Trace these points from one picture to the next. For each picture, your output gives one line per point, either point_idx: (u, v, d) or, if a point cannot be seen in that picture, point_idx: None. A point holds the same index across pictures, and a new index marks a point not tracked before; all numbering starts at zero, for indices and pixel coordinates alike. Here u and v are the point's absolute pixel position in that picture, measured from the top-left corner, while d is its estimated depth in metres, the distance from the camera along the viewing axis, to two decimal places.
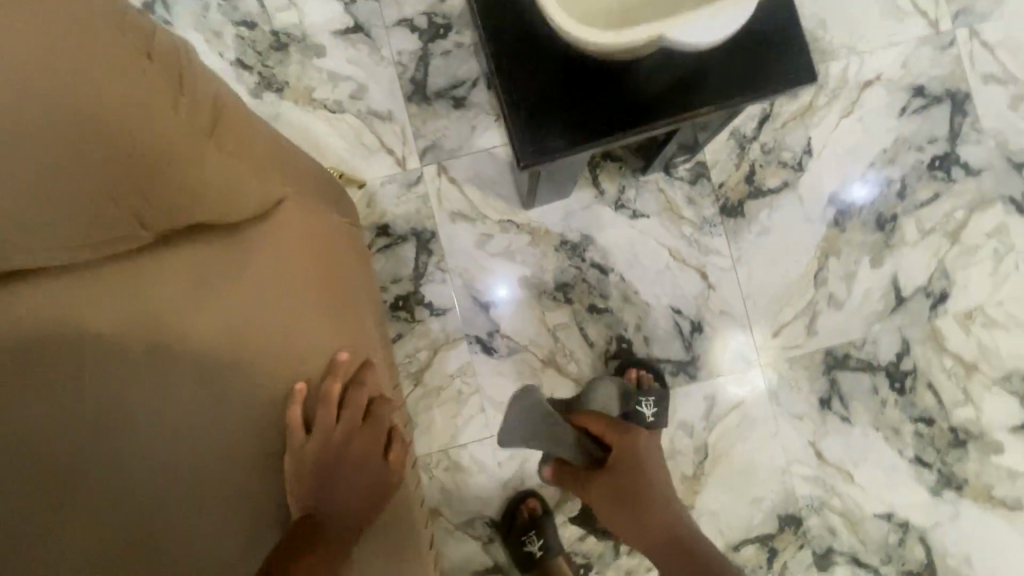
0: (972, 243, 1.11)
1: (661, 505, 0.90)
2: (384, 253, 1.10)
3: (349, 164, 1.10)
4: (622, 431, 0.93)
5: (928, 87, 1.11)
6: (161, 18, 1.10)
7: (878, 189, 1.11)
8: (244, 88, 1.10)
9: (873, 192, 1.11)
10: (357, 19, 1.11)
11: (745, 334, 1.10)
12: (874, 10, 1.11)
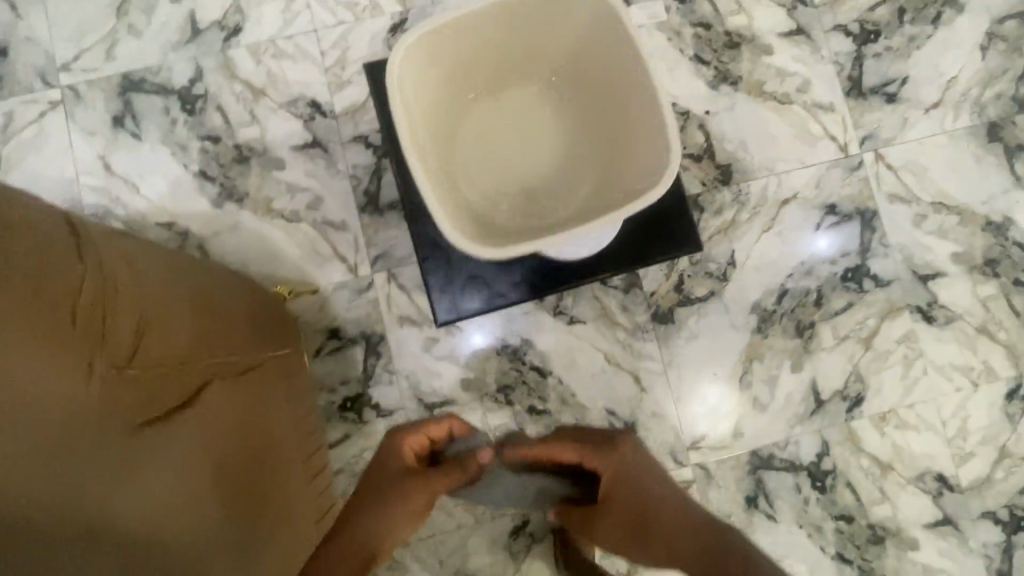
0: (883, 349, 1.20)
1: (664, 507, 0.74)
2: (334, 355, 1.15)
3: (304, 269, 1.17)
4: (603, 448, 0.80)
5: (839, 204, 1.22)
6: (130, 131, 1.17)
7: (837, 242, 1.21)
8: (206, 198, 1.17)
9: (834, 245, 1.21)
10: (315, 135, 1.19)
11: (716, 385, 1.18)
12: (789, 135, 1.22)
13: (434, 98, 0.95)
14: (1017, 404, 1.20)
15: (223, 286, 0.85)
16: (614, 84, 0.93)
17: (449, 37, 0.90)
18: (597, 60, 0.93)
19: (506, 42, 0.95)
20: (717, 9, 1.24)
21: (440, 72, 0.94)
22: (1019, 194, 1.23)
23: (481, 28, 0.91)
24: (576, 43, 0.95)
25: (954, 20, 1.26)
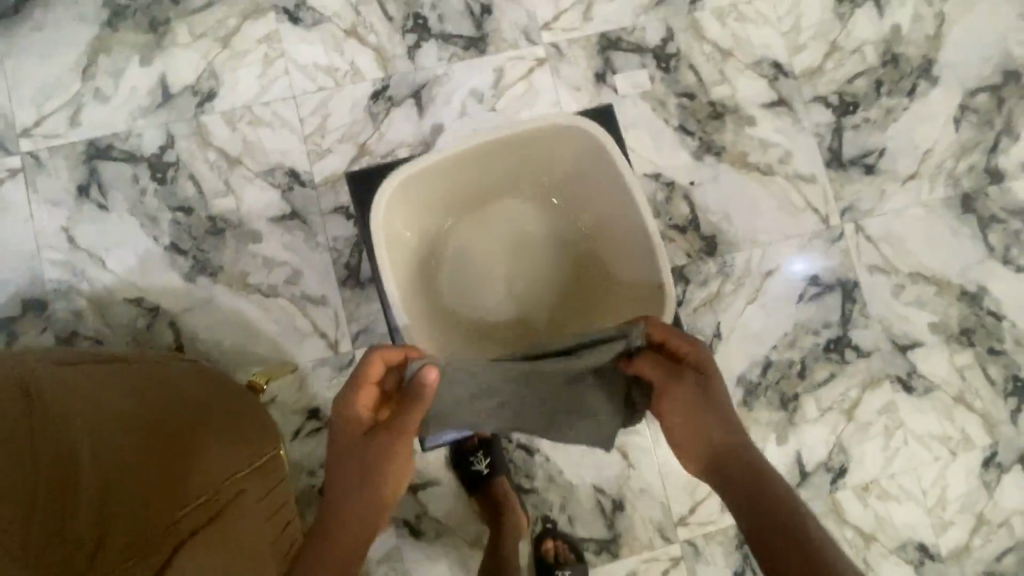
0: (865, 420, 1.21)
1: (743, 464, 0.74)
2: (314, 437, 1.11)
3: (281, 347, 1.12)
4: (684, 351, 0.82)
5: (821, 276, 1.23)
6: (95, 202, 1.12)
7: (812, 265, 1.23)
8: (177, 272, 1.12)
9: (809, 268, 1.23)
10: (293, 206, 1.15)
11: None
12: (772, 207, 1.23)
13: (426, 224, 0.99)
14: (993, 471, 1.23)
15: (180, 398, 0.78)
16: (603, 203, 0.97)
17: (432, 175, 0.93)
18: (586, 181, 0.98)
19: (491, 172, 0.98)
20: (701, 79, 1.24)
21: (422, 204, 0.96)
22: (991, 264, 1.26)
23: (467, 163, 0.94)
24: (567, 165, 0.98)
25: (930, 92, 1.28)
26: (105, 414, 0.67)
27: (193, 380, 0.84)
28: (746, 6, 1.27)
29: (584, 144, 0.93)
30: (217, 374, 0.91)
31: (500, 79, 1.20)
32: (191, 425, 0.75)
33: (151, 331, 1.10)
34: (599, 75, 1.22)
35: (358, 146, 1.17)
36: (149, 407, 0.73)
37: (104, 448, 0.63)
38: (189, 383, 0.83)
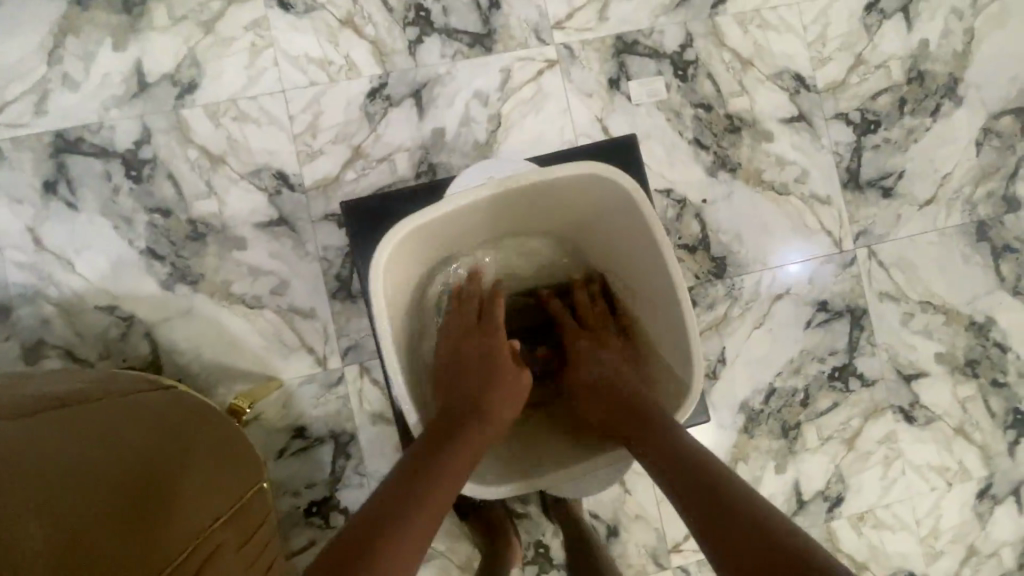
0: (865, 449, 1.19)
1: (658, 421, 0.75)
2: (299, 456, 1.06)
3: (266, 362, 1.06)
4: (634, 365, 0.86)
5: (831, 302, 1.19)
6: (64, 200, 1.03)
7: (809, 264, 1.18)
8: (154, 279, 1.04)
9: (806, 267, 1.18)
10: (281, 211, 1.07)
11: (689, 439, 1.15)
12: (786, 228, 1.18)
13: (431, 252, 0.90)
14: (986, 503, 1.22)
15: (149, 435, 0.71)
16: (626, 253, 0.90)
17: (435, 228, 0.84)
18: (608, 230, 0.90)
19: (500, 217, 0.90)
20: (719, 89, 1.17)
21: (425, 255, 0.89)
22: (1001, 295, 1.23)
23: (474, 213, 0.86)
24: (588, 211, 0.89)
25: (953, 113, 1.23)
26: (74, 461, 0.59)
27: (161, 408, 0.77)
28: (769, 12, 1.19)
29: (611, 197, 0.83)
30: (183, 398, 0.84)
31: (507, 80, 1.12)
32: (162, 467, 0.68)
33: (126, 342, 1.03)
34: (612, 80, 1.15)
35: (352, 148, 1.09)
36: (116, 450, 0.65)
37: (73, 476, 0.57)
38: (157, 413, 0.76)
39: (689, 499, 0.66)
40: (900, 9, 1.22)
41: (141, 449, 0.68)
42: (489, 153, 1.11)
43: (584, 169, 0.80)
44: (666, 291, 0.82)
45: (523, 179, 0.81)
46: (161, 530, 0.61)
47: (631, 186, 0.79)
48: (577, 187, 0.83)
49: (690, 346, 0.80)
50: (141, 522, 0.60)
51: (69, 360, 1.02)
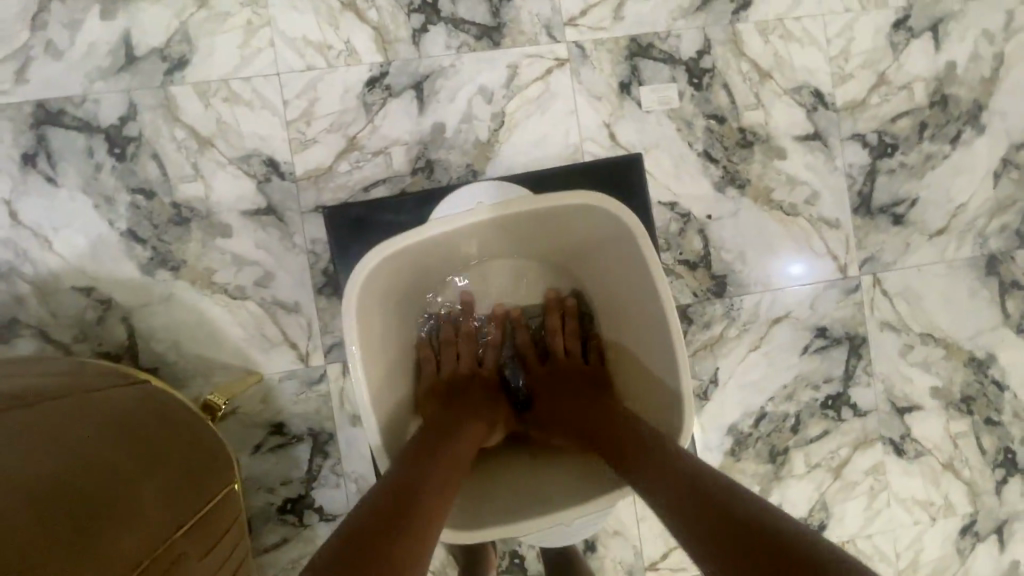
0: (851, 479, 1.18)
1: (643, 435, 0.72)
2: (276, 453, 1.03)
3: (247, 355, 1.03)
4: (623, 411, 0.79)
5: (830, 328, 1.16)
6: (43, 174, 0.98)
7: (812, 269, 1.15)
8: (135, 262, 1.00)
9: (809, 272, 1.15)
10: (269, 200, 1.03)
11: None
12: (790, 250, 1.15)
13: (420, 270, 0.90)
14: (968, 539, 1.21)
15: (109, 434, 0.68)
16: (615, 279, 0.90)
17: (423, 248, 0.85)
18: (599, 255, 0.90)
19: (489, 239, 0.91)
20: (733, 101, 1.12)
21: (411, 271, 0.88)
22: (1004, 332, 1.21)
23: (464, 233, 0.86)
24: (579, 237, 0.90)
25: (974, 141, 1.18)
26: (28, 462, 0.56)
27: (125, 405, 0.75)
28: (793, 22, 1.14)
29: (603, 223, 0.84)
30: (151, 394, 0.81)
31: (514, 78, 1.07)
32: (123, 469, 0.65)
33: (102, 325, 1.00)
34: (623, 84, 1.10)
35: (347, 138, 1.04)
36: (74, 450, 0.62)
37: (42, 464, 0.57)
38: (122, 410, 0.73)
39: (678, 512, 0.61)
40: (929, 29, 1.16)
41: (100, 450, 0.65)
42: (490, 153, 1.07)
43: (576, 195, 0.82)
44: (653, 317, 0.82)
45: (517, 203, 0.83)
46: (122, 535, 0.59)
47: (625, 212, 0.80)
48: (569, 212, 0.85)
49: (677, 372, 0.79)
50: (101, 525, 0.57)
51: (43, 341, 0.99)
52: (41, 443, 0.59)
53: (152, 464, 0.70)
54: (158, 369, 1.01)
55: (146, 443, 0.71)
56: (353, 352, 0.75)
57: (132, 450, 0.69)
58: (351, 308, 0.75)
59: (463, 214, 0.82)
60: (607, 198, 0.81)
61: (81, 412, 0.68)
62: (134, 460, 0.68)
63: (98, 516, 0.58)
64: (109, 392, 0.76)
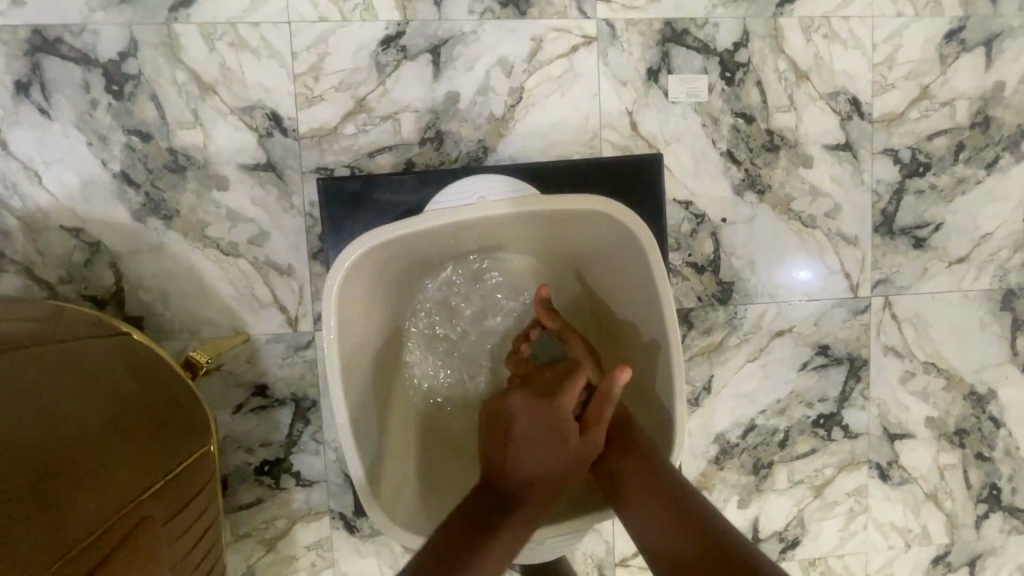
0: (832, 499, 1.17)
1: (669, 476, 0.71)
2: (257, 414, 1.02)
3: (235, 313, 1.01)
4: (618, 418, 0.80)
5: (832, 347, 1.13)
6: (36, 105, 0.94)
7: (819, 275, 1.11)
8: (126, 207, 0.97)
9: (817, 277, 1.11)
10: (270, 156, 0.99)
11: None
12: (803, 263, 1.11)
13: (418, 260, 0.88)
14: (939, 569, 1.21)
15: (85, 391, 0.67)
16: (619, 294, 0.87)
17: (421, 239, 0.82)
18: (605, 266, 0.87)
19: (492, 236, 0.88)
20: (765, 100, 1.06)
21: (407, 259, 0.86)
22: (1010, 369, 1.17)
23: (464, 228, 0.83)
24: (585, 243, 0.87)
25: (1010, 168, 1.12)
26: (11, 407, 0.57)
27: (105, 360, 0.74)
28: (840, 22, 1.07)
29: (612, 230, 0.81)
30: (133, 349, 0.80)
31: (537, 52, 1.01)
32: (104, 421, 0.66)
33: (89, 269, 0.97)
34: (651, 71, 1.04)
35: (356, 99, 0.99)
36: (47, 406, 0.61)
37: (24, 412, 0.58)
38: (101, 366, 0.72)
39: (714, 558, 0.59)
40: (982, 44, 1.09)
41: (82, 399, 0.66)
42: (504, 130, 1.02)
43: (585, 199, 0.79)
44: (654, 335, 0.80)
45: (522, 202, 0.80)
46: (85, 500, 0.58)
47: (632, 220, 0.78)
48: (575, 214, 0.81)
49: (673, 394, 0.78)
50: (66, 490, 0.57)
51: (28, 278, 0.96)
52: (26, 389, 0.60)
53: (132, 418, 0.71)
54: (144, 318, 0.99)
55: (122, 403, 0.71)
56: (330, 339, 0.74)
57: (112, 402, 0.69)
58: (333, 292, 0.74)
59: (463, 207, 0.79)
60: (618, 206, 0.79)
61: (64, 359, 0.68)
62: (114, 412, 0.69)
63: (75, 469, 0.59)
64: (88, 339, 0.75)
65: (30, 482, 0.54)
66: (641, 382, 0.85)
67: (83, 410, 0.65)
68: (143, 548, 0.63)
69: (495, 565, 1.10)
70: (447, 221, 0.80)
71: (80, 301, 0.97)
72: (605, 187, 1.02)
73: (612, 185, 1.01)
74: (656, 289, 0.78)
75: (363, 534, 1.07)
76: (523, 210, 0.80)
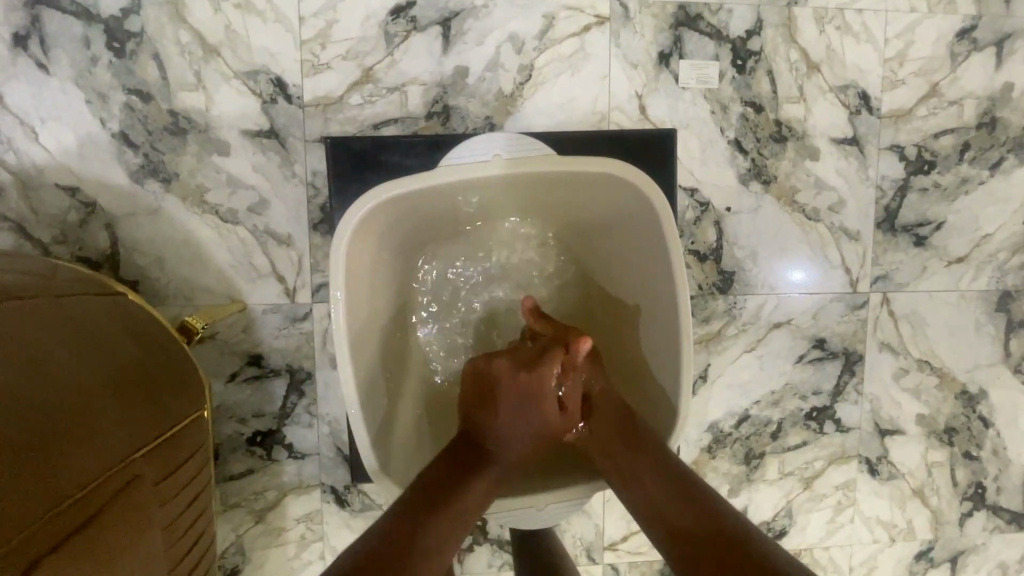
0: (821, 492, 1.18)
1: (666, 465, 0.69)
2: (251, 384, 1.01)
3: (232, 282, 0.99)
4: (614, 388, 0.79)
5: (829, 341, 1.13)
6: (33, 59, 0.92)
7: (818, 271, 1.11)
8: (124, 168, 0.95)
9: (816, 272, 1.11)
10: (273, 123, 0.97)
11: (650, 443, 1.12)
12: (803, 256, 1.11)
13: (423, 224, 0.88)
14: (922, 564, 1.23)
15: (80, 347, 0.66)
16: (629, 264, 0.87)
17: (432, 199, 0.82)
18: (616, 238, 0.87)
19: (501, 200, 0.88)
20: (775, 91, 1.06)
21: (414, 221, 0.85)
22: (1002, 370, 1.18)
23: (477, 186, 0.83)
24: (595, 215, 0.88)
25: (1014, 170, 1.12)
26: (16, 361, 0.57)
27: (98, 318, 0.72)
28: (853, 14, 1.06)
29: (625, 196, 0.81)
30: (128, 309, 0.79)
31: (548, 30, 1.00)
32: (103, 379, 0.66)
33: (84, 230, 0.96)
34: (663, 55, 1.03)
35: (363, 69, 0.97)
36: (46, 361, 0.60)
37: (27, 367, 0.58)
38: (95, 324, 0.71)
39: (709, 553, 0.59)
40: (993, 44, 1.09)
41: (85, 359, 0.65)
42: (512, 107, 1.01)
43: (600, 161, 0.78)
44: (665, 303, 0.80)
45: (539, 160, 0.79)
46: (74, 453, 0.58)
47: (647, 183, 0.77)
48: (587, 180, 0.81)
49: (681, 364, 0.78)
50: (56, 443, 0.56)
51: (20, 237, 0.94)
52: (31, 343, 0.60)
53: (133, 382, 0.70)
54: (139, 282, 0.98)
55: (122, 364, 0.70)
56: (337, 296, 0.72)
57: (116, 364, 0.69)
58: (343, 245, 0.73)
59: (478, 163, 0.79)
60: (633, 169, 0.78)
61: (69, 317, 0.68)
62: (117, 373, 0.68)
63: (70, 425, 0.59)
64: (93, 301, 0.74)
65: (27, 436, 0.54)
66: (647, 352, 0.85)
67: (87, 367, 0.65)
68: (134, 514, 0.62)
69: (484, 544, 1.11)
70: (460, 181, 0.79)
71: (73, 262, 0.96)
72: (614, 156, 1.02)
73: (623, 155, 1.02)
74: (671, 256, 0.78)
75: (355, 508, 1.06)
76: (538, 169, 0.79)
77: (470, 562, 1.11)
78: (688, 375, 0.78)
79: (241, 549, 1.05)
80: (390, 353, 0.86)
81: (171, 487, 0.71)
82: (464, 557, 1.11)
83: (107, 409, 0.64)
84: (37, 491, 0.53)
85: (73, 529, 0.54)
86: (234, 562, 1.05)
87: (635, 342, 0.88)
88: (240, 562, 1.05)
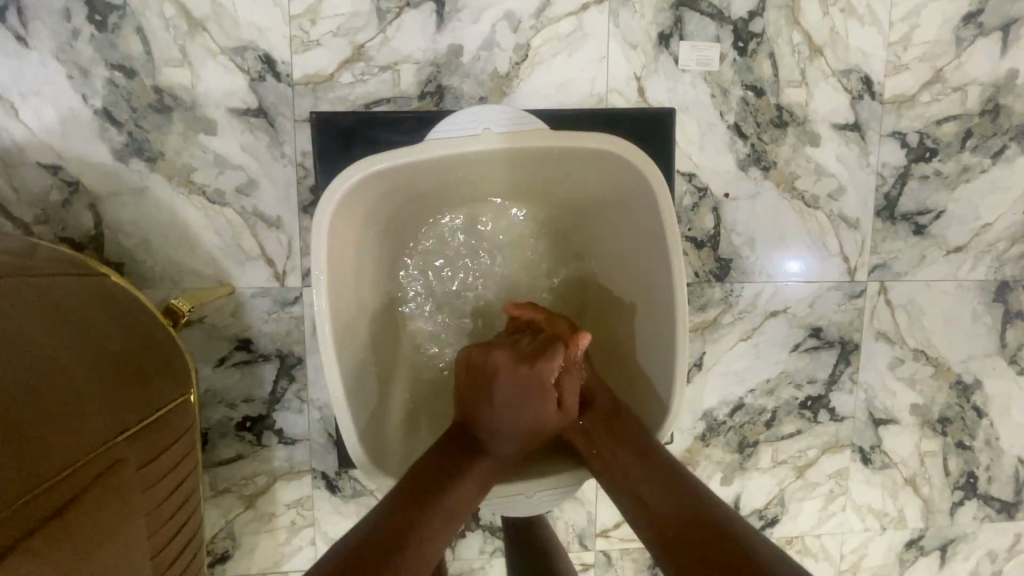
0: (814, 481, 1.18)
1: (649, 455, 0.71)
2: (240, 369, 1.00)
3: (220, 264, 0.97)
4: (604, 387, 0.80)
5: (825, 330, 1.12)
6: (12, 31, 0.88)
7: (815, 261, 1.10)
8: (107, 146, 0.92)
9: (813, 261, 1.10)
10: (261, 101, 0.94)
11: None
12: (801, 245, 1.09)
13: (412, 204, 0.86)
14: (911, 552, 1.24)
15: (56, 329, 0.64)
16: (622, 244, 0.85)
17: (420, 177, 0.80)
18: (609, 217, 0.86)
19: (494, 177, 0.86)
20: (776, 74, 1.03)
21: (402, 200, 0.84)
22: (997, 360, 1.18)
23: (468, 162, 0.81)
24: (590, 195, 0.86)
25: (1016, 159, 1.11)
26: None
27: (81, 298, 0.71)
28: None
29: (624, 175, 0.79)
30: (111, 291, 0.76)
31: (545, 8, 0.97)
32: (88, 358, 0.65)
33: (67, 210, 0.93)
34: (663, 36, 1.00)
35: (354, 46, 0.95)
36: (29, 338, 0.60)
37: (10, 343, 0.57)
38: (77, 304, 0.69)
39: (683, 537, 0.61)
40: (1000, 28, 1.07)
41: (69, 337, 0.64)
42: (508, 88, 0.98)
43: (593, 137, 0.76)
44: (659, 284, 0.79)
45: (531, 135, 0.77)
46: (55, 432, 0.57)
47: (645, 163, 0.75)
48: (579, 156, 0.79)
49: (676, 347, 0.77)
50: (41, 429, 0.56)
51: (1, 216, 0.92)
52: (14, 318, 0.59)
53: (118, 363, 0.69)
54: (125, 264, 0.95)
55: (106, 345, 0.69)
56: (320, 276, 0.71)
57: (100, 344, 0.68)
58: (325, 224, 0.71)
59: (467, 137, 0.77)
60: (629, 144, 0.76)
61: (50, 294, 0.67)
62: (102, 353, 0.67)
63: (53, 410, 0.58)
64: (78, 282, 0.73)
65: None
66: (640, 337, 0.84)
67: (71, 345, 0.64)
68: (118, 497, 0.62)
69: (477, 531, 1.10)
70: (449, 155, 0.77)
71: (57, 242, 0.93)
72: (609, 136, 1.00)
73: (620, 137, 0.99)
74: (665, 233, 0.76)
75: (346, 495, 1.06)
76: (531, 144, 0.77)
77: (461, 548, 1.11)
78: (683, 363, 0.77)
79: (231, 534, 1.04)
80: (381, 340, 0.85)
81: (157, 470, 0.71)
82: (456, 544, 1.10)
83: (90, 390, 0.63)
84: (19, 474, 0.52)
85: (53, 512, 0.54)
86: (224, 546, 1.04)
87: (629, 325, 0.87)
88: (229, 547, 1.05)
